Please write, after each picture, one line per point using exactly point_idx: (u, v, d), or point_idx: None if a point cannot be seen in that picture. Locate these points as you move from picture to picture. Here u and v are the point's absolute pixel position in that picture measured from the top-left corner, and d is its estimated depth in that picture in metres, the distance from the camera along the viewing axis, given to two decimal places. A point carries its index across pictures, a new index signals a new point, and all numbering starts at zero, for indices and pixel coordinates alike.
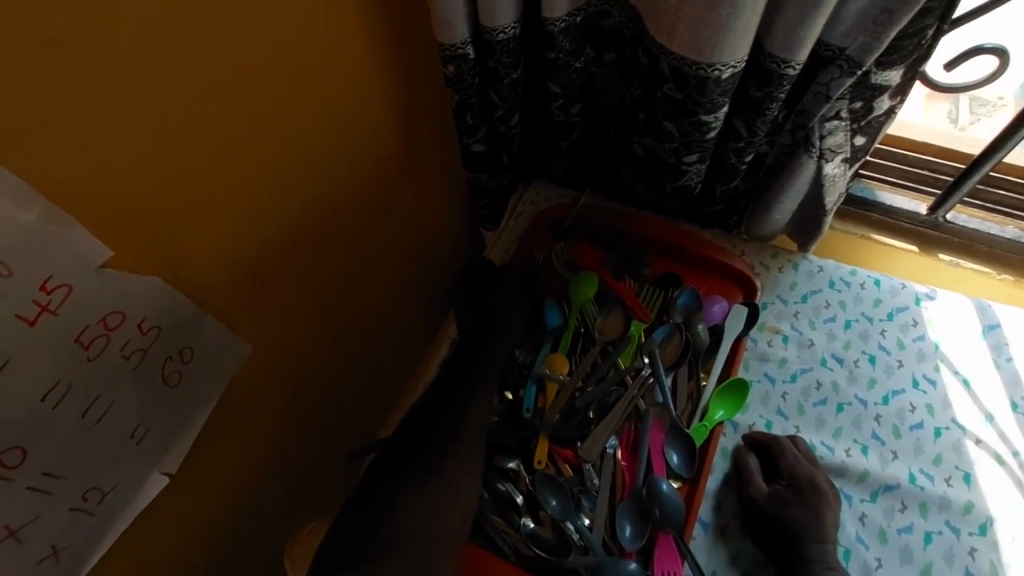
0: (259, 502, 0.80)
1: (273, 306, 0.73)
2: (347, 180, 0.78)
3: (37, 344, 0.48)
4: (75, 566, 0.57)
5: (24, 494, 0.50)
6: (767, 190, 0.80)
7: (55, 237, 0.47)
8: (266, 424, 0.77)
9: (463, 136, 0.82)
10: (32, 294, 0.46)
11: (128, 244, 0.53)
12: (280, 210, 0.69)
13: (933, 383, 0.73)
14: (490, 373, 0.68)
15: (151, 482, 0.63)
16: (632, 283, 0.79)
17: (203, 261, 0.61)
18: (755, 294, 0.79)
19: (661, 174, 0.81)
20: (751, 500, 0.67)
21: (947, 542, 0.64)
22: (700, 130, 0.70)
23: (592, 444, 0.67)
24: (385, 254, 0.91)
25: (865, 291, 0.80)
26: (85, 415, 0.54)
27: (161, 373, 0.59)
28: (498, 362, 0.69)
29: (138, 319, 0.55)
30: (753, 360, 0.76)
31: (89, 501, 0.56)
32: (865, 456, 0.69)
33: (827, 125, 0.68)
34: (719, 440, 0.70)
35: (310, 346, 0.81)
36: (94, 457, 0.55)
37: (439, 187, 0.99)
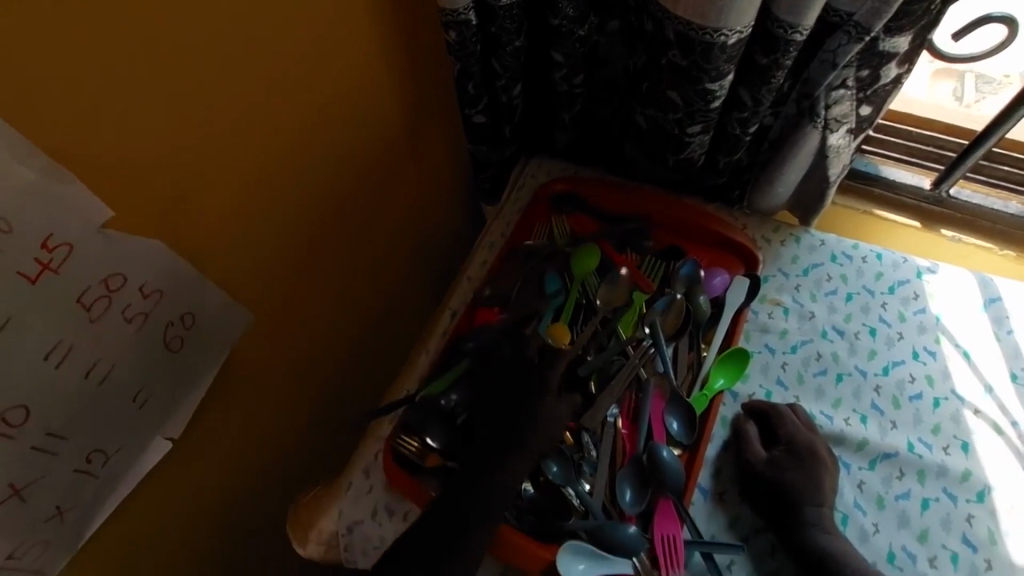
0: (262, 469, 0.81)
1: (274, 274, 0.72)
2: (349, 150, 0.78)
3: (41, 303, 0.48)
4: (80, 526, 0.58)
5: (27, 453, 0.51)
6: (770, 162, 0.80)
7: (54, 193, 0.46)
8: (269, 393, 0.77)
9: (464, 106, 0.82)
10: (33, 252, 0.46)
11: (129, 204, 0.53)
12: (281, 177, 0.68)
13: (933, 355, 0.74)
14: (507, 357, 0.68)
15: (154, 447, 0.63)
16: (633, 256, 0.80)
17: (205, 226, 0.61)
18: (757, 266, 0.79)
19: (663, 146, 0.80)
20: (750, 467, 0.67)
21: (944, 509, 0.65)
22: (704, 99, 0.69)
23: (594, 413, 0.67)
24: (386, 227, 0.91)
25: (867, 264, 0.80)
26: (88, 376, 0.54)
27: (164, 338, 0.59)
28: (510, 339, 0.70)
29: (140, 282, 0.55)
30: (754, 331, 0.76)
31: (92, 464, 0.57)
32: (864, 425, 0.70)
33: (834, 93, 0.68)
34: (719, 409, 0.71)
35: (313, 315, 0.81)
36: (98, 418, 0.56)
37: (440, 160, 0.99)
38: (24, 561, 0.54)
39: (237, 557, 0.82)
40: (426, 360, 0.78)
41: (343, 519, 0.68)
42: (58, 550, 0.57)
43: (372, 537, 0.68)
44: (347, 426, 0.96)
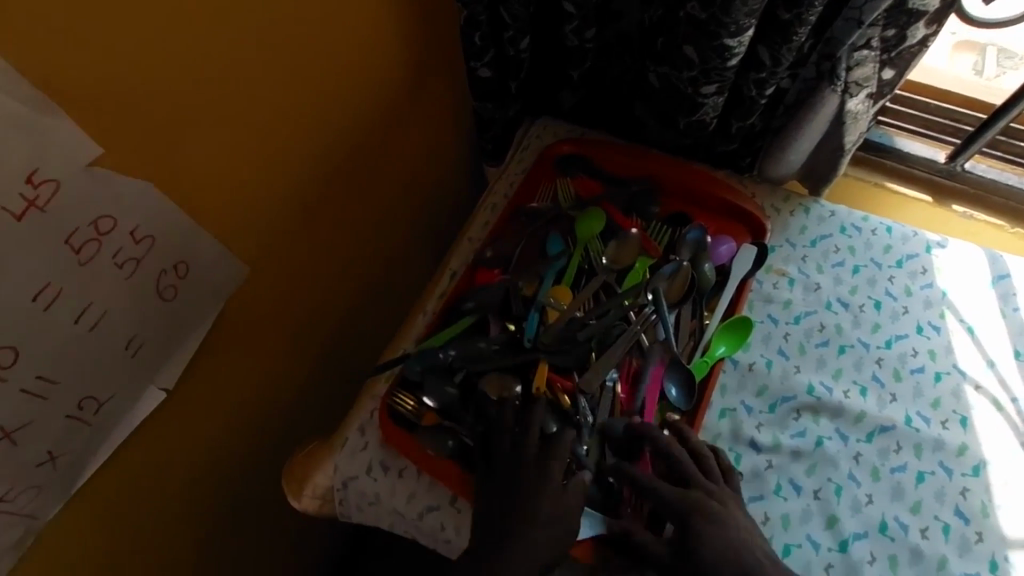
0: (258, 423, 0.81)
1: (269, 227, 0.70)
2: (349, 100, 0.75)
3: (28, 240, 0.46)
4: (73, 471, 0.58)
5: (18, 396, 0.50)
6: (784, 129, 0.77)
7: (37, 126, 0.44)
8: (264, 348, 0.76)
9: (470, 59, 0.79)
10: (19, 187, 0.44)
11: (118, 144, 0.51)
12: (281, 124, 0.66)
13: (937, 330, 0.73)
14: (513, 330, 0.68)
15: (148, 396, 0.62)
16: (638, 221, 0.78)
17: (201, 170, 0.59)
18: (764, 236, 0.78)
19: (675, 108, 0.77)
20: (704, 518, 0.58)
21: (939, 482, 0.65)
22: (721, 56, 0.66)
23: (592, 377, 0.66)
24: (385, 185, 0.88)
25: (876, 237, 0.78)
26: (79, 321, 0.52)
27: (156, 286, 0.58)
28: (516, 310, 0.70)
29: (131, 227, 0.53)
30: (758, 301, 0.75)
31: (85, 411, 0.56)
32: (863, 398, 0.69)
33: (857, 55, 0.66)
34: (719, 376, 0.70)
35: (311, 269, 0.79)
36: (90, 364, 0.55)
37: (444, 118, 0.96)
38: (16, 505, 0.54)
39: (232, 510, 0.82)
40: (424, 320, 0.76)
41: (338, 474, 0.68)
42: (52, 494, 0.57)
43: (368, 493, 0.68)
44: (344, 384, 0.96)
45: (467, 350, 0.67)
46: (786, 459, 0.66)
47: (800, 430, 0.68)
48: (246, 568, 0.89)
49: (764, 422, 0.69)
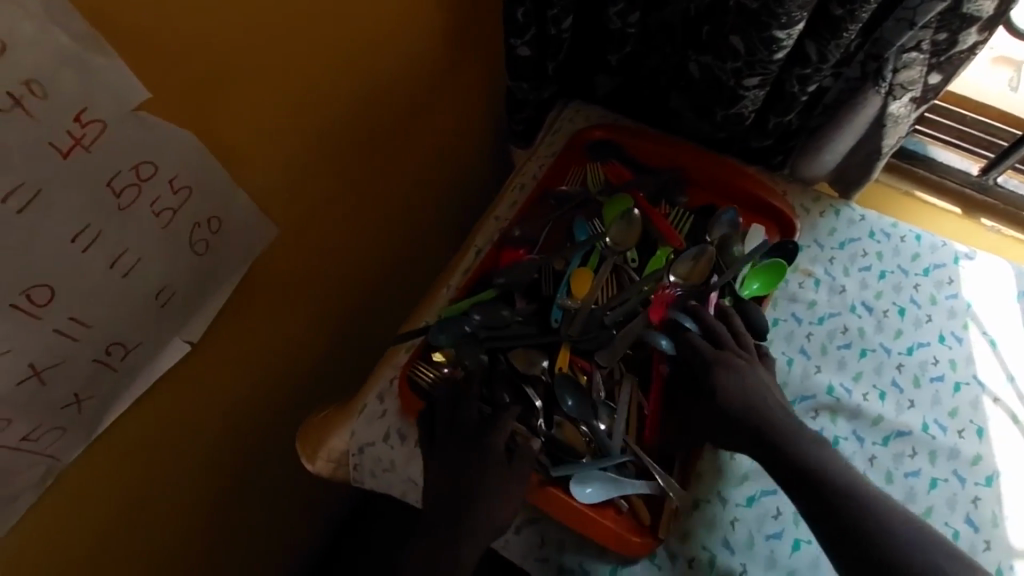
0: (274, 386, 0.81)
1: (299, 188, 0.70)
2: (388, 68, 0.74)
3: (72, 180, 0.46)
4: (96, 415, 0.58)
5: (50, 335, 0.50)
6: (821, 129, 0.77)
7: (89, 64, 0.44)
8: (287, 313, 0.77)
9: (510, 35, 0.79)
10: (66, 124, 0.44)
11: (163, 90, 0.50)
12: (321, 85, 0.66)
13: (960, 340, 0.73)
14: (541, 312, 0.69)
15: (173, 348, 0.63)
16: (666, 208, 0.78)
17: (239, 123, 0.58)
18: (793, 233, 0.78)
19: (714, 99, 0.77)
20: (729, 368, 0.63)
21: (952, 490, 0.65)
22: (768, 48, 0.66)
23: (611, 356, 0.67)
24: (414, 158, 0.88)
25: (905, 244, 0.78)
26: (114, 266, 0.52)
27: (189, 239, 0.58)
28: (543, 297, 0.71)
29: (170, 176, 0.53)
30: (782, 299, 0.75)
31: (112, 356, 0.56)
32: (882, 402, 0.69)
33: (905, 56, 0.65)
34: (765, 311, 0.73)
35: (337, 237, 0.79)
36: (121, 310, 0.55)
37: (476, 95, 0.95)
38: (40, 444, 0.54)
39: (242, 473, 0.83)
40: (447, 294, 0.76)
41: (355, 439, 0.69)
42: (75, 437, 0.57)
43: (386, 460, 0.69)
44: (361, 356, 0.97)
45: (491, 318, 0.68)
46: None
47: (817, 429, 0.68)
48: (251, 531, 0.90)
49: None
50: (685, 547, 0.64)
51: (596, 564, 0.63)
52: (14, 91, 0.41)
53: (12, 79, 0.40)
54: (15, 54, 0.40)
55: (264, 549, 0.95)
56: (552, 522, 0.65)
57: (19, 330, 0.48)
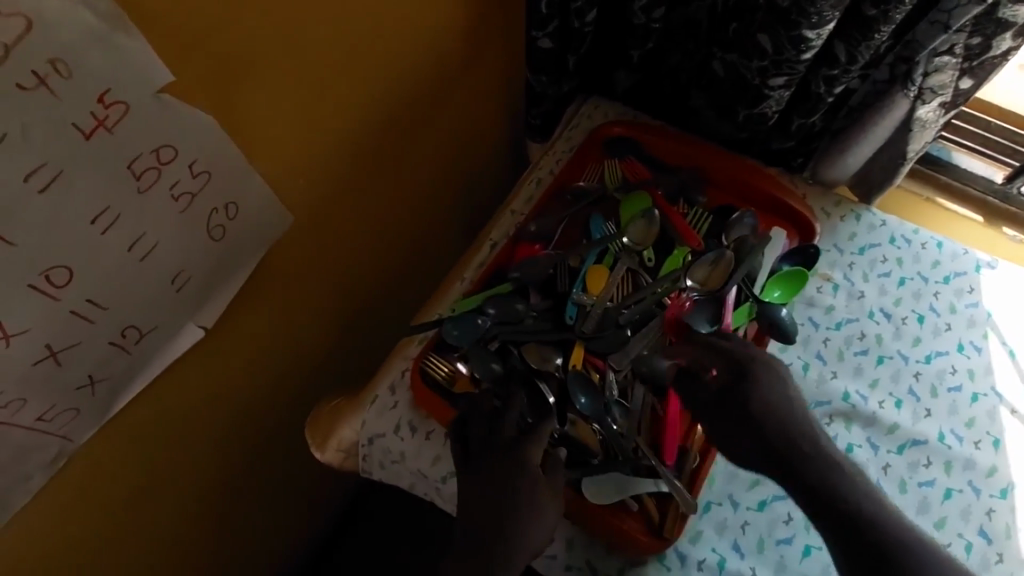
0: (285, 374, 0.81)
1: (316, 176, 0.69)
2: (409, 58, 0.73)
3: (93, 161, 0.46)
4: (109, 397, 0.58)
5: (67, 316, 0.50)
6: (845, 132, 0.76)
7: (114, 45, 0.43)
8: (299, 301, 0.76)
9: (533, 27, 0.78)
10: (89, 105, 0.44)
11: (186, 73, 0.50)
12: (342, 72, 0.65)
13: (979, 350, 0.72)
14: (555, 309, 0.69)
15: (187, 332, 0.62)
16: (684, 208, 0.77)
17: (260, 109, 0.58)
18: (812, 236, 0.76)
19: (738, 97, 0.76)
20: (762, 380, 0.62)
21: (965, 501, 0.65)
22: (797, 47, 0.65)
23: (624, 357, 0.66)
24: (430, 149, 0.87)
25: (926, 251, 0.77)
26: (132, 249, 0.52)
27: (206, 225, 0.57)
28: (558, 293, 0.70)
29: (191, 159, 0.52)
30: (799, 304, 0.74)
31: (127, 339, 0.56)
32: (898, 410, 0.69)
33: (936, 60, 0.64)
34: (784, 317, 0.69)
35: (351, 227, 0.79)
36: (136, 293, 0.55)
37: (495, 87, 0.94)
38: (54, 424, 0.54)
39: (250, 459, 0.83)
40: (461, 287, 0.76)
41: (365, 430, 0.69)
42: (88, 419, 0.57)
43: (395, 452, 0.69)
44: (372, 347, 0.96)
45: (505, 312, 0.67)
46: None
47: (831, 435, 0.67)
48: (257, 517, 0.90)
49: None
50: (695, 548, 0.63)
51: (604, 563, 0.63)
52: (39, 69, 0.40)
53: (37, 58, 0.40)
54: (42, 33, 0.40)
55: (268, 535, 0.95)
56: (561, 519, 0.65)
57: (37, 311, 0.47)
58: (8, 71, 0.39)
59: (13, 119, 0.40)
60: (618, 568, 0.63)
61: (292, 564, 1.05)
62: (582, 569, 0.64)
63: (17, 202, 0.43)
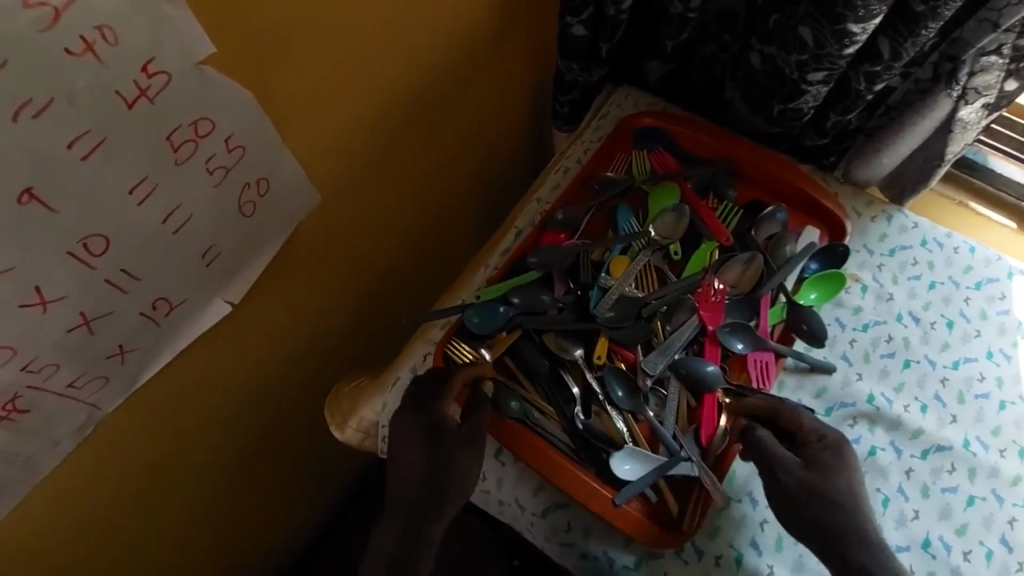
0: (303, 355, 0.81)
1: (346, 156, 0.69)
2: (441, 39, 0.72)
3: (135, 131, 0.46)
4: (137, 367, 0.59)
5: (102, 285, 0.50)
6: (881, 131, 0.75)
7: (159, 13, 0.43)
8: (320, 282, 0.76)
9: (567, 13, 0.77)
10: (133, 74, 0.44)
11: (229, 47, 0.49)
12: (376, 51, 0.64)
13: (1008, 358, 0.71)
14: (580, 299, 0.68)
15: (214, 307, 0.63)
16: (714, 202, 0.76)
17: (294, 86, 0.57)
18: (843, 236, 0.75)
19: (773, 92, 0.74)
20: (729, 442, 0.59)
21: (988, 509, 0.64)
22: (840, 41, 0.63)
23: (657, 357, 0.65)
24: (457, 135, 0.86)
25: (958, 255, 0.76)
26: (166, 222, 0.52)
27: (238, 200, 0.57)
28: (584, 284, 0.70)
29: (227, 133, 0.52)
30: (827, 304, 0.73)
31: (157, 311, 0.57)
32: (923, 415, 0.68)
33: (983, 59, 0.63)
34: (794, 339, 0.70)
35: (377, 209, 0.79)
36: (168, 265, 0.55)
37: (524, 73, 0.93)
38: (84, 392, 0.55)
39: (269, 434, 0.84)
40: (484, 274, 0.76)
41: (387, 411, 0.70)
42: (115, 388, 0.58)
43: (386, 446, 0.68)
44: (390, 332, 0.96)
45: (530, 303, 0.68)
46: None
47: (854, 437, 0.67)
48: (271, 492, 0.91)
49: (818, 424, 0.67)
50: (713, 544, 0.63)
51: (621, 554, 0.63)
52: (87, 35, 0.40)
53: (86, 23, 0.40)
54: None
55: (281, 511, 0.96)
56: (579, 507, 0.65)
57: (74, 279, 0.48)
58: (59, 35, 0.39)
59: (60, 84, 0.40)
60: (636, 558, 0.63)
61: (302, 539, 1.06)
62: (599, 558, 0.64)
63: (60, 167, 0.43)
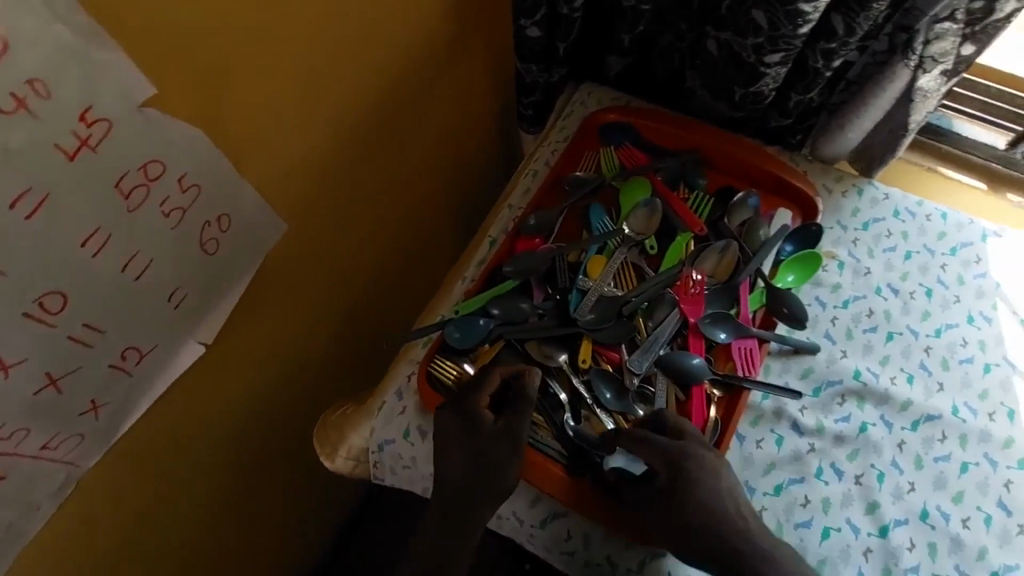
0: (286, 386, 0.80)
1: (308, 183, 0.68)
2: (395, 54, 0.72)
3: (81, 183, 0.44)
4: (113, 420, 0.57)
5: (65, 342, 0.49)
6: (844, 107, 0.75)
7: (92, 60, 0.42)
8: (296, 311, 0.75)
9: (520, 16, 0.76)
10: (71, 124, 0.42)
11: (171, 85, 0.48)
12: (328, 74, 0.63)
13: (989, 321, 0.71)
14: (560, 304, 0.68)
15: (188, 349, 0.61)
16: (685, 192, 0.76)
17: (245, 118, 0.56)
18: (815, 215, 0.75)
19: (732, 77, 0.74)
20: (699, 466, 0.57)
21: (983, 473, 0.64)
22: (793, 21, 0.63)
23: (642, 356, 0.65)
24: (422, 147, 0.85)
25: (930, 223, 0.76)
26: (125, 269, 0.51)
27: (199, 239, 0.56)
28: (563, 288, 0.69)
29: (179, 174, 0.51)
30: (806, 284, 0.73)
31: (127, 361, 0.55)
32: (910, 385, 0.68)
33: (938, 27, 0.62)
34: (776, 323, 0.70)
35: (347, 231, 0.78)
36: (134, 314, 0.53)
37: (484, 79, 0.92)
38: (60, 452, 0.53)
39: (263, 466, 0.83)
40: (462, 287, 0.75)
41: (375, 437, 0.68)
42: (93, 444, 0.56)
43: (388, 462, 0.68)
44: (374, 353, 0.95)
45: (510, 313, 0.67)
46: (828, 443, 0.66)
47: (844, 415, 0.67)
48: (269, 526, 0.90)
49: (807, 406, 0.67)
50: None
51: (624, 557, 0.63)
52: (17, 91, 0.39)
53: (15, 79, 0.38)
54: (19, 52, 0.38)
55: (281, 544, 0.95)
56: (578, 516, 0.64)
57: (34, 339, 0.46)
58: None
59: None
60: (639, 560, 0.63)
61: (307, 569, 1.05)
62: (602, 563, 0.64)
63: (4, 227, 0.41)
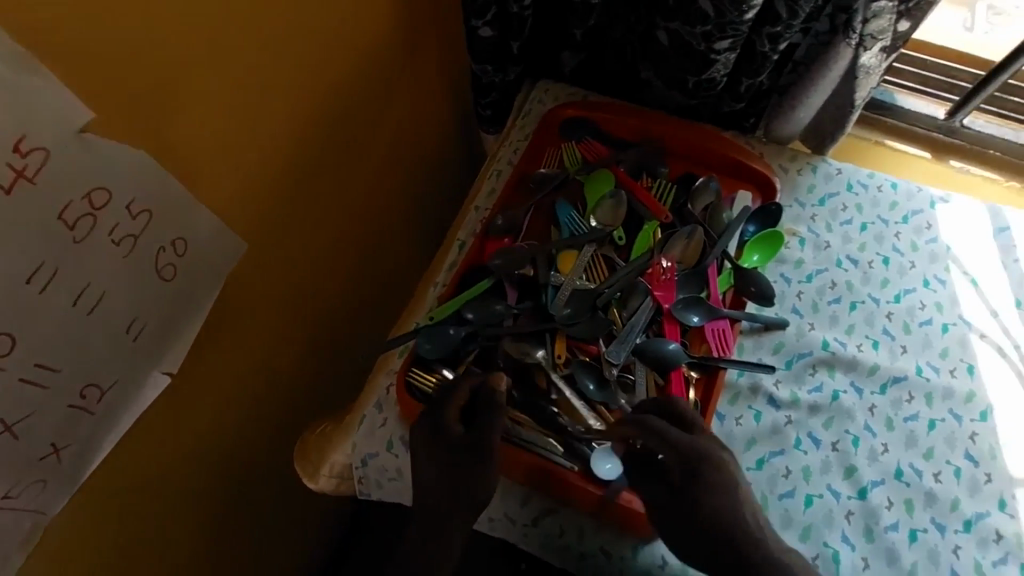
0: (260, 407, 0.77)
1: (267, 198, 0.66)
2: (346, 62, 0.70)
3: (21, 215, 0.42)
4: (78, 462, 0.54)
5: (18, 385, 0.46)
6: (792, 87, 0.78)
7: (21, 87, 0.40)
8: (264, 331, 0.73)
9: (471, 16, 0.76)
10: (5, 155, 0.40)
11: (111, 107, 0.46)
12: (278, 85, 0.62)
13: (943, 283, 0.75)
14: (533, 301, 0.68)
15: (153, 381, 0.59)
16: (647, 181, 0.77)
17: (195, 137, 0.54)
18: (774, 194, 0.77)
19: (684, 65, 0.75)
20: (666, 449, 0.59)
21: (949, 428, 0.67)
22: (737, 7, 0.65)
23: (619, 346, 0.65)
24: (381, 154, 0.84)
25: (882, 193, 0.79)
26: (78, 303, 0.48)
27: (155, 266, 0.54)
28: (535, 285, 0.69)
29: (127, 200, 0.49)
30: (771, 262, 0.75)
31: (88, 399, 0.53)
32: (876, 350, 0.70)
33: (873, 6, 0.64)
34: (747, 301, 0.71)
35: (311, 244, 0.76)
36: (90, 349, 0.51)
37: (439, 81, 0.91)
38: (22, 501, 0.50)
39: (242, 493, 0.80)
40: (434, 293, 0.74)
41: (357, 452, 0.67)
42: (57, 490, 0.53)
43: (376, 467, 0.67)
44: (348, 366, 0.94)
45: (484, 315, 0.66)
46: (804, 414, 0.67)
47: (817, 385, 0.69)
48: (253, 554, 0.87)
49: (781, 380, 0.69)
50: None
51: (618, 546, 0.63)
52: None
53: None
54: None
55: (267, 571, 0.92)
56: (569, 511, 0.64)
57: None
58: None
59: None
60: (633, 547, 0.63)
61: None
62: (597, 554, 0.64)
63: None
